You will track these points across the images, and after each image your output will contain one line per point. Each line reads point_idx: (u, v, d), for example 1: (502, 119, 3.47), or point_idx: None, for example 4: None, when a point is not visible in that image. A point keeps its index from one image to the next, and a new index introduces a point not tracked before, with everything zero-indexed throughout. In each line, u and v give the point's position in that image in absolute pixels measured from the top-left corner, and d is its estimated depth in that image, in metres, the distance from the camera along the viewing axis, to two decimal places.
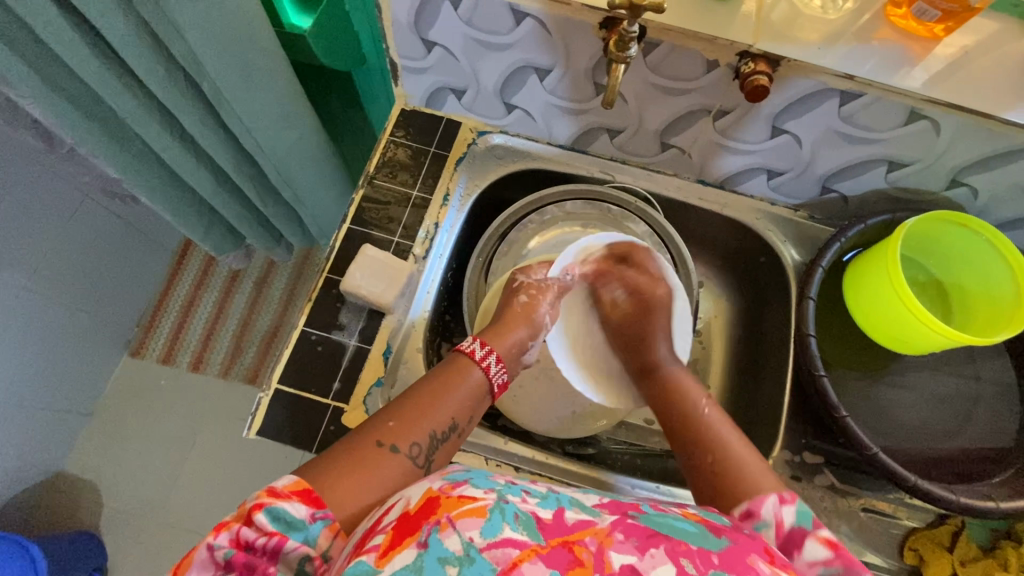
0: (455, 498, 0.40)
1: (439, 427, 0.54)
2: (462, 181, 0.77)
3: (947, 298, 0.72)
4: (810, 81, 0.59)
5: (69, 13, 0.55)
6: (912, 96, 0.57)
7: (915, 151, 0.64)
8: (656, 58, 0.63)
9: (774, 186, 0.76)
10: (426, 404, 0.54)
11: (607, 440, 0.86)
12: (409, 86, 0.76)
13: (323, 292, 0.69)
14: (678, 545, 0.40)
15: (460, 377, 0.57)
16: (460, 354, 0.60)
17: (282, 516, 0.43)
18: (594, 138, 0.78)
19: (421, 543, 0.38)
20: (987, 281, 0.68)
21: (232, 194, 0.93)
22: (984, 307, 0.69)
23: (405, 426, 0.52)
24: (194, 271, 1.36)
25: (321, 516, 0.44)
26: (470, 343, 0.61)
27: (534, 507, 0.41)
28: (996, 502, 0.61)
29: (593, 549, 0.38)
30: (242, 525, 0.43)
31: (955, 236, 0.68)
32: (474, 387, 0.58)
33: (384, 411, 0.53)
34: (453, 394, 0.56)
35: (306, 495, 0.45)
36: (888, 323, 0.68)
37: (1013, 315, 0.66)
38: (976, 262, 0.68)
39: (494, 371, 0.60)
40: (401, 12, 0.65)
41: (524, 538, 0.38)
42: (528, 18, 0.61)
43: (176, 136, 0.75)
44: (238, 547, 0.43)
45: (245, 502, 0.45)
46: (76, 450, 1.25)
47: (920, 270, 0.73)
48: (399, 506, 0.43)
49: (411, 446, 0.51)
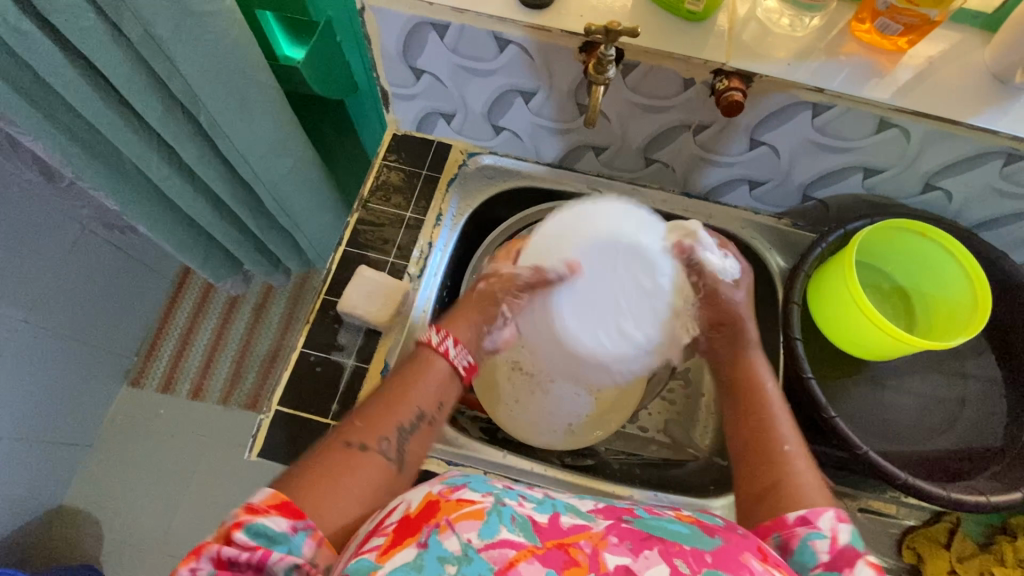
0: (454, 501, 0.39)
1: (407, 418, 0.53)
2: (454, 202, 0.79)
3: (908, 303, 0.75)
4: (783, 95, 0.61)
5: (70, 55, 0.62)
6: (880, 106, 0.59)
7: (890, 158, 0.66)
8: (636, 79, 0.64)
9: (755, 196, 0.78)
10: (390, 399, 0.54)
11: (605, 450, 0.79)
12: (399, 112, 0.80)
13: (321, 314, 0.72)
14: (672, 546, 0.38)
15: (423, 368, 0.57)
16: (422, 346, 0.59)
17: (264, 532, 0.41)
18: (580, 155, 0.80)
19: (421, 543, 0.36)
20: (946, 287, 0.71)
21: (229, 222, 1.01)
22: (947, 312, 0.71)
23: (371, 424, 0.52)
24: (193, 299, 1.48)
25: (302, 526, 0.43)
26: (427, 332, 0.59)
27: (531, 512, 0.39)
28: (986, 497, 0.60)
29: (588, 551, 0.36)
30: (221, 545, 0.41)
31: (918, 245, 0.70)
32: (438, 376, 0.57)
33: (353, 412, 0.54)
34: (419, 385, 0.55)
35: (285, 508, 0.44)
36: (849, 332, 0.69)
37: (970, 322, 0.68)
38: (940, 267, 0.70)
39: (455, 353, 0.58)
40: (389, 42, 0.67)
41: (521, 539, 0.36)
42: (510, 45, 0.63)
43: (173, 167, 0.82)
44: (220, 567, 0.41)
45: (222, 522, 0.42)
46: (78, 480, 1.34)
47: (883, 276, 0.75)
48: (399, 509, 0.41)
49: (380, 441, 0.51)
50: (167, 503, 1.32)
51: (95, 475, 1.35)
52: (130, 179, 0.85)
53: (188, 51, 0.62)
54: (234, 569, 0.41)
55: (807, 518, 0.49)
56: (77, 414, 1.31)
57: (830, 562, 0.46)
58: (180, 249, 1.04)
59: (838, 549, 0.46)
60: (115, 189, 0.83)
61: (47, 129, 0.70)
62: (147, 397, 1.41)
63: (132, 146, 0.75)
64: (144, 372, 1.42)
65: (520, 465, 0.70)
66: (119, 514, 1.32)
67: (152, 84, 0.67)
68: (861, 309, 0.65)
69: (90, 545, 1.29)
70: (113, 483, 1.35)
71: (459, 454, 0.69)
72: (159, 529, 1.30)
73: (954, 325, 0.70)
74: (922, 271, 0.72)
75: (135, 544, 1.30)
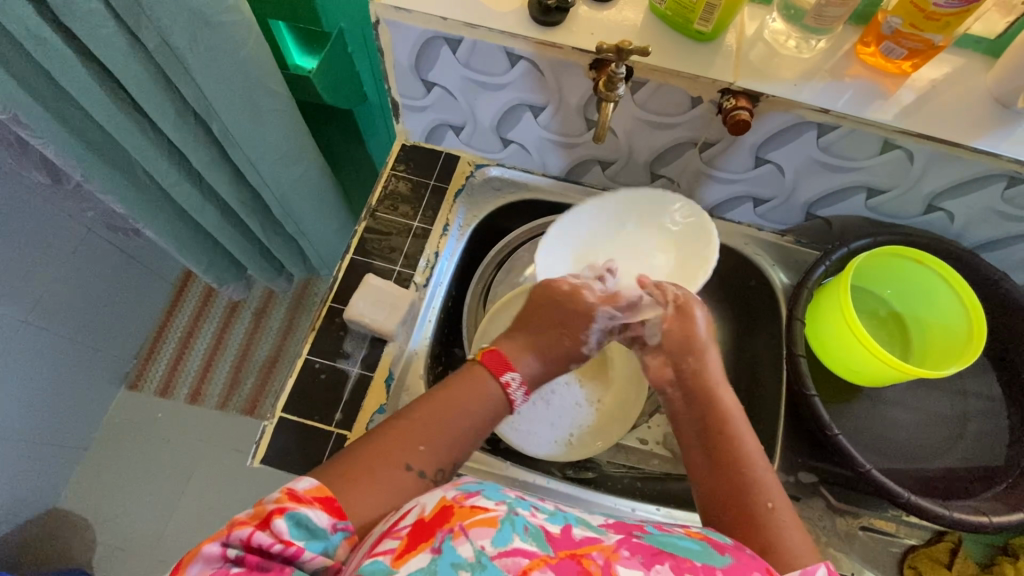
0: (468, 508, 0.39)
1: (465, 453, 0.53)
2: (461, 213, 0.80)
3: (904, 330, 0.75)
4: (789, 115, 0.62)
5: (86, 61, 0.62)
6: (884, 128, 0.60)
7: (892, 179, 0.67)
8: (645, 96, 0.65)
9: (759, 213, 0.79)
10: (457, 432, 0.52)
11: (606, 463, 0.78)
12: (409, 122, 0.80)
13: (327, 321, 0.72)
14: (683, 562, 0.38)
15: (488, 403, 0.55)
16: (499, 388, 0.56)
17: (304, 523, 0.42)
18: (586, 169, 0.81)
19: (435, 549, 0.37)
20: (940, 312, 0.71)
21: (235, 227, 1.01)
22: (942, 339, 0.72)
23: (433, 452, 0.50)
24: (194, 303, 1.49)
25: (342, 527, 0.43)
26: (519, 393, 0.57)
27: (543, 522, 0.40)
28: (988, 517, 0.61)
29: (601, 562, 0.36)
30: (256, 529, 0.41)
31: (912, 271, 0.71)
32: (503, 417, 0.57)
33: (411, 425, 0.51)
34: (480, 420, 0.54)
35: (328, 504, 0.44)
36: (842, 357, 0.70)
37: (965, 349, 0.69)
38: (937, 293, 0.71)
39: (521, 400, 0.58)
40: (402, 55, 0.68)
41: (533, 548, 0.37)
42: (521, 61, 0.64)
43: (182, 172, 0.82)
44: (249, 550, 0.40)
45: (262, 502, 0.42)
46: (72, 482, 1.33)
47: (880, 302, 0.76)
48: (414, 512, 0.41)
49: (438, 472, 0.50)
50: (162, 508, 1.31)
51: (89, 478, 1.34)
52: (139, 183, 0.86)
53: (204, 60, 0.63)
54: (262, 557, 0.41)
55: None
56: (74, 417, 1.31)
57: None
58: (185, 253, 1.04)
59: None
60: (123, 193, 0.84)
61: (59, 132, 0.70)
62: (146, 400, 1.40)
63: (143, 151, 0.76)
64: (143, 375, 1.42)
65: (522, 477, 0.69)
66: (113, 518, 1.31)
67: (166, 92, 0.68)
68: (855, 335, 0.66)
69: (84, 549, 1.28)
70: (107, 487, 1.34)
71: (462, 464, 0.68)
72: (152, 534, 1.29)
73: (948, 350, 0.71)
74: (919, 297, 0.73)
75: (129, 549, 1.29)
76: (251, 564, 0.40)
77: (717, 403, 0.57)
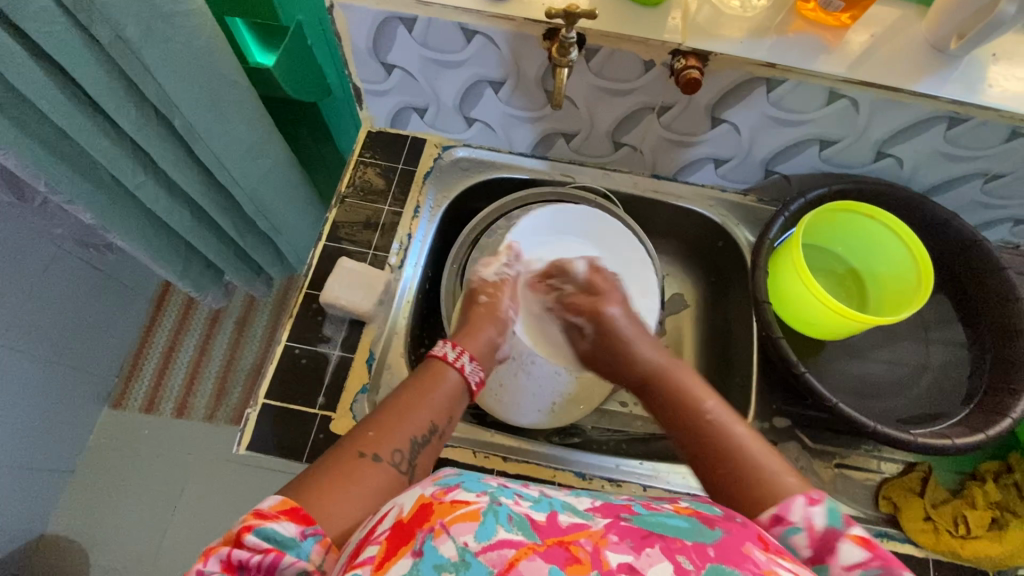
0: (448, 503, 0.38)
1: (419, 431, 0.53)
2: (431, 194, 0.81)
3: (861, 285, 0.78)
4: (738, 72, 0.64)
5: (40, 61, 0.62)
6: (829, 78, 0.63)
7: (842, 128, 0.69)
8: (599, 63, 0.66)
9: (721, 175, 0.81)
10: (403, 411, 0.54)
11: (592, 429, 0.80)
12: (373, 108, 0.81)
13: (304, 307, 0.72)
14: (674, 543, 0.37)
15: (437, 380, 0.58)
16: (433, 358, 0.60)
17: (272, 536, 0.42)
18: (551, 143, 0.82)
19: (416, 551, 0.35)
20: (892, 263, 0.74)
21: (209, 229, 1.00)
22: (896, 288, 0.75)
23: (385, 435, 0.52)
24: (175, 317, 1.48)
25: (311, 532, 0.43)
26: (442, 347, 0.62)
27: (527, 510, 0.38)
28: (952, 439, 0.62)
29: (589, 549, 0.35)
30: (231, 547, 0.41)
31: (866, 226, 0.74)
32: (451, 388, 0.58)
33: (364, 421, 0.53)
34: (430, 398, 0.56)
35: (294, 514, 0.44)
36: (800, 310, 0.72)
37: (917, 293, 0.71)
38: (888, 245, 0.73)
39: (470, 369, 0.60)
40: (359, 38, 0.69)
41: (520, 538, 0.35)
42: (477, 36, 0.65)
43: (149, 173, 0.82)
44: (230, 570, 0.41)
45: (230, 527, 0.43)
46: (61, 506, 1.32)
47: (836, 260, 0.79)
48: (392, 515, 0.40)
49: (393, 453, 0.51)
50: (155, 524, 1.30)
51: (78, 501, 1.32)
52: (105, 189, 0.85)
53: (161, 54, 0.63)
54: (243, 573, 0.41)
55: (780, 515, 0.45)
56: (57, 440, 1.28)
57: (814, 555, 0.43)
58: (160, 260, 1.03)
59: (818, 537, 0.43)
60: (90, 199, 0.83)
61: (18, 137, 0.69)
62: (132, 417, 1.39)
63: (107, 152, 0.75)
64: (127, 393, 1.41)
65: (509, 443, 0.71)
66: (106, 539, 1.29)
67: (124, 89, 0.68)
68: (812, 289, 0.68)
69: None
70: (98, 509, 1.32)
71: None
72: (146, 551, 1.28)
73: (902, 296, 0.74)
74: (869, 251, 0.76)
75: (122, 571, 1.27)
76: None
77: (683, 392, 0.58)
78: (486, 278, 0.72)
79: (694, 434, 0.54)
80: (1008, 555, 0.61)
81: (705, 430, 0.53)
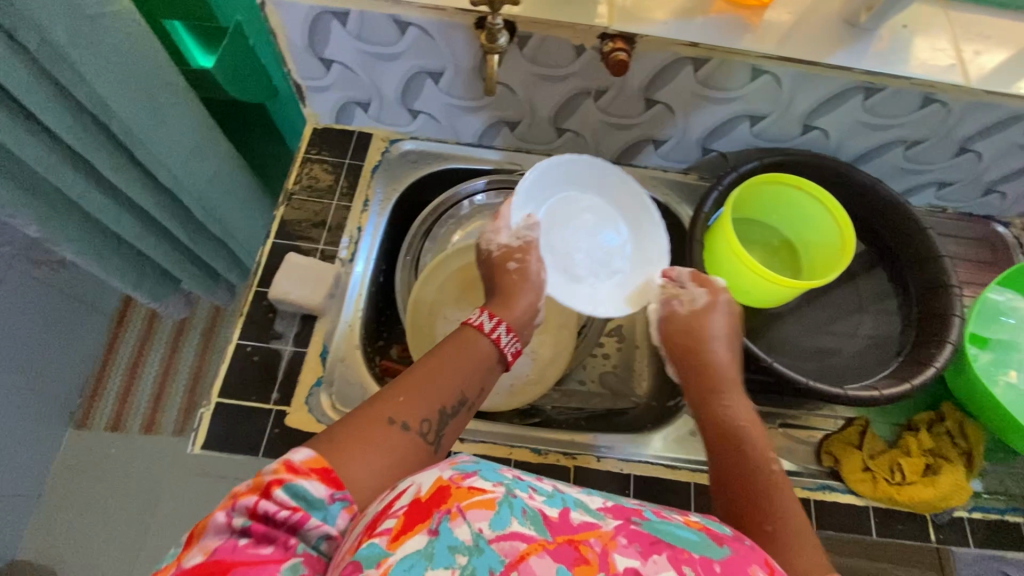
0: (466, 488, 0.38)
1: (450, 402, 0.52)
2: (379, 187, 0.82)
3: (796, 255, 0.82)
4: (665, 53, 0.67)
5: None
6: (750, 55, 0.66)
7: (769, 103, 0.72)
8: (532, 50, 0.68)
9: (661, 155, 0.83)
10: (434, 379, 0.53)
11: (552, 409, 0.81)
12: (316, 105, 0.82)
13: (254, 305, 0.72)
14: (681, 553, 0.36)
15: (466, 345, 0.57)
16: (468, 326, 0.60)
17: (303, 494, 0.40)
18: (496, 132, 0.83)
19: (431, 529, 0.35)
20: (819, 231, 0.77)
21: (161, 237, 0.99)
22: (823, 256, 0.78)
23: (413, 403, 0.50)
24: (137, 332, 1.45)
25: (340, 497, 0.42)
26: (478, 317, 0.61)
27: (542, 505, 0.38)
28: (880, 391, 0.66)
29: (598, 549, 0.35)
30: (259, 498, 0.39)
31: (797, 198, 0.77)
32: (481, 356, 0.57)
33: (391, 386, 0.51)
34: (460, 369, 0.55)
35: (325, 475, 0.42)
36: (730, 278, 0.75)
37: (839, 258, 0.75)
38: (814, 214, 0.77)
39: (505, 341, 0.59)
40: (295, 34, 0.70)
41: (532, 532, 0.36)
42: (411, 27, 0.66)
43: (92, 181, 0.81)
44: (255, 520, 0.39)
45: (261, 473, 0.41)
46: (28, 532, 1.28)
47: (772, 232, 0.83)
48: (409, 492, 0.39)
49: (422, 423, 0.49)
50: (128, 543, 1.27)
51: (46, 526, 1.29)
52: (47, 200, 0.83)
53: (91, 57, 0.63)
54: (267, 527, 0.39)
55: None
56: (19, 466, 1.25)
57: None
58: (111, 272, 1.01)
59: None
60: (30, 211, 0.81)
61: None
62: (97, 437, 1.36)
63: (44, 161, 0.74)
64: (91, 414, 1.37)
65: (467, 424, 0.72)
66: (78, 562, 1.26)
67: (56, 96, 0.67)
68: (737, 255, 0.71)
69: None
70: (67, 532, 1.29)
71: None
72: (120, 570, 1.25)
73: (827, 262, 0.77)
74: (798, 222, 0.79)
75: None
76: (257, 536, 0.39)
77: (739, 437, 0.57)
78: (510, 244, 0.69)
79: (742, 480, 0.53)
80: (940, 497, 0.65)
81: (756, 480, 0.52)
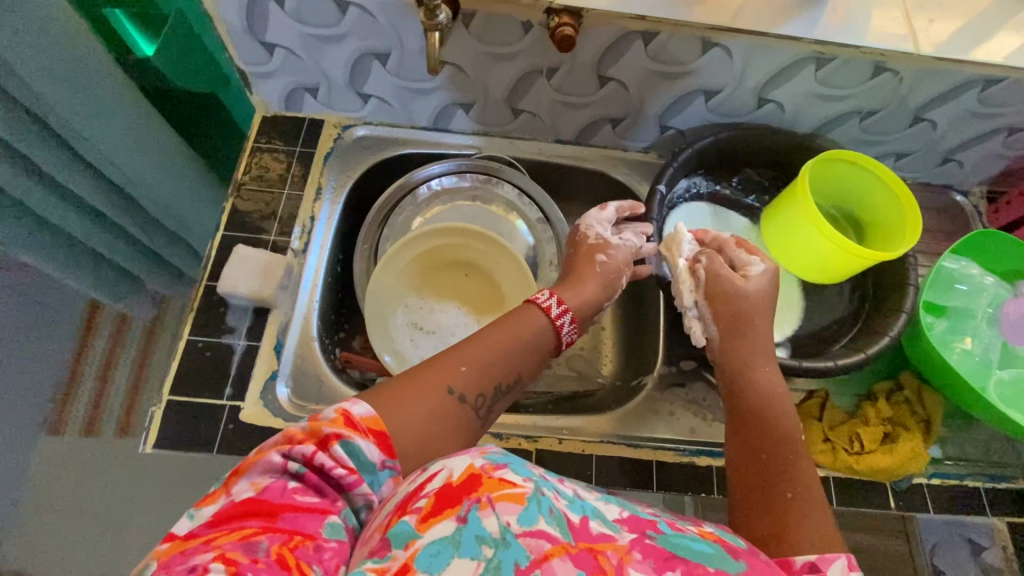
0: (496, 480, 0.37)
1: (507, 379, 0.55)
2: (332, 176, 0.81)
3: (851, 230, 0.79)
4: (612, 27, 0.65)
5: None
6: (698, 27, 0.65)
7: (722, 77, 0.72)
8: (478, 28, 0.66)
9: (619, 134, 0.82)
10: (505, 356, 0.55)
11: (521, 396, 0.80)
12: (263, 92, 0.80)
13: (204, 300, 0.71)
14: (696, 569, 0.35)
15: (532, 326, 0.59)
16: (536, 304, 0.61)
17: (359, 454, 0.40)
18: (451, 115, 0.81)
19: (460, 517, 0.35)
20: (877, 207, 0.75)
21: (115, 235, 0.96)
22: (881, 232, 0.76)
23: (474, 375, 0.53)
24: (107, 335, 1.33)
25: (390, 465, 0.42)
26: (548, 299, 0.61)
27: (565, 509, 0.38)
28: (834, 361, 0.66)
29: (615, 563, 0.34)
30: (318, 450, 0.39)
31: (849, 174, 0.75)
32: (542, 337, 0.59)
33: (454, 355, 0.54)
34: (525, 348, 0.57)
35: (382, 439, 0.42)
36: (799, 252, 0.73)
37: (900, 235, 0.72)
38: (868, 189, 0.74)
39: (567, 331, 0.62)
40: (232, 19, 0.68)
41: (557, 534, 0.35)
42: (351, 7, 0.65)
43: (34, 179, 0.78)
44: (311, 469, 0.39)
45: (321, 420, 0.41)
46: None
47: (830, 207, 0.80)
48: (441, 475, 0.38)
49: (478, 398, 0.52)
50: None
51: None
52: None
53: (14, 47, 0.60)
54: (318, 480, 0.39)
55: (816, 563, 0.44)
56: None
57: None
58: None
59: None
60: None
61: None
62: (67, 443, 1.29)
63: None
64: (64, 419, 1.31)
65: None
66: None
67: None
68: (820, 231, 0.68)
69: None
70: None
71: None
72: None
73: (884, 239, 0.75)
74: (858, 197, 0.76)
75: None
76: (308, 485, 0.38)
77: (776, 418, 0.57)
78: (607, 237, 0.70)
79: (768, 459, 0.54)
80: (897, 465, 0.66)
81: (781, 459, 0.54)
